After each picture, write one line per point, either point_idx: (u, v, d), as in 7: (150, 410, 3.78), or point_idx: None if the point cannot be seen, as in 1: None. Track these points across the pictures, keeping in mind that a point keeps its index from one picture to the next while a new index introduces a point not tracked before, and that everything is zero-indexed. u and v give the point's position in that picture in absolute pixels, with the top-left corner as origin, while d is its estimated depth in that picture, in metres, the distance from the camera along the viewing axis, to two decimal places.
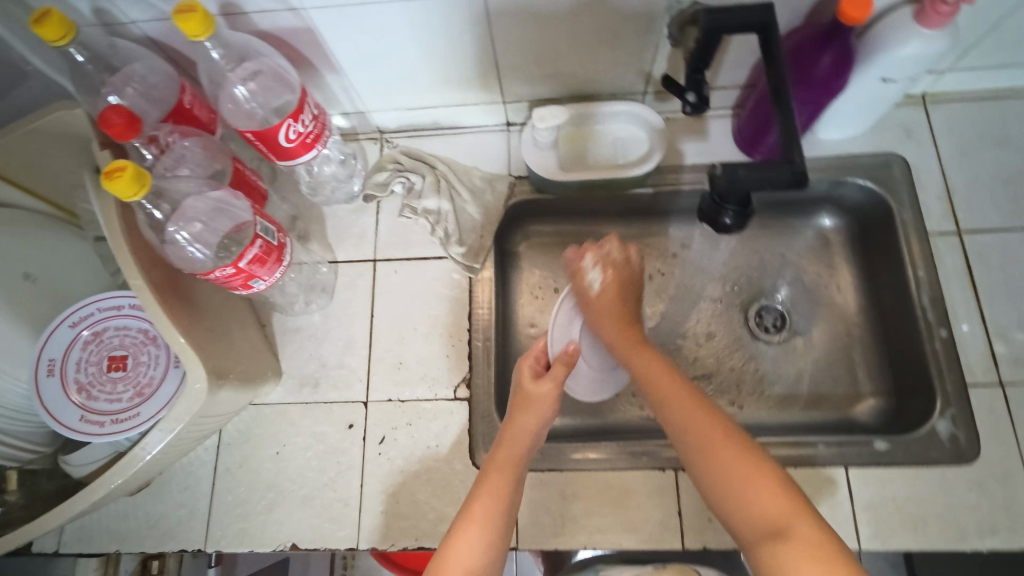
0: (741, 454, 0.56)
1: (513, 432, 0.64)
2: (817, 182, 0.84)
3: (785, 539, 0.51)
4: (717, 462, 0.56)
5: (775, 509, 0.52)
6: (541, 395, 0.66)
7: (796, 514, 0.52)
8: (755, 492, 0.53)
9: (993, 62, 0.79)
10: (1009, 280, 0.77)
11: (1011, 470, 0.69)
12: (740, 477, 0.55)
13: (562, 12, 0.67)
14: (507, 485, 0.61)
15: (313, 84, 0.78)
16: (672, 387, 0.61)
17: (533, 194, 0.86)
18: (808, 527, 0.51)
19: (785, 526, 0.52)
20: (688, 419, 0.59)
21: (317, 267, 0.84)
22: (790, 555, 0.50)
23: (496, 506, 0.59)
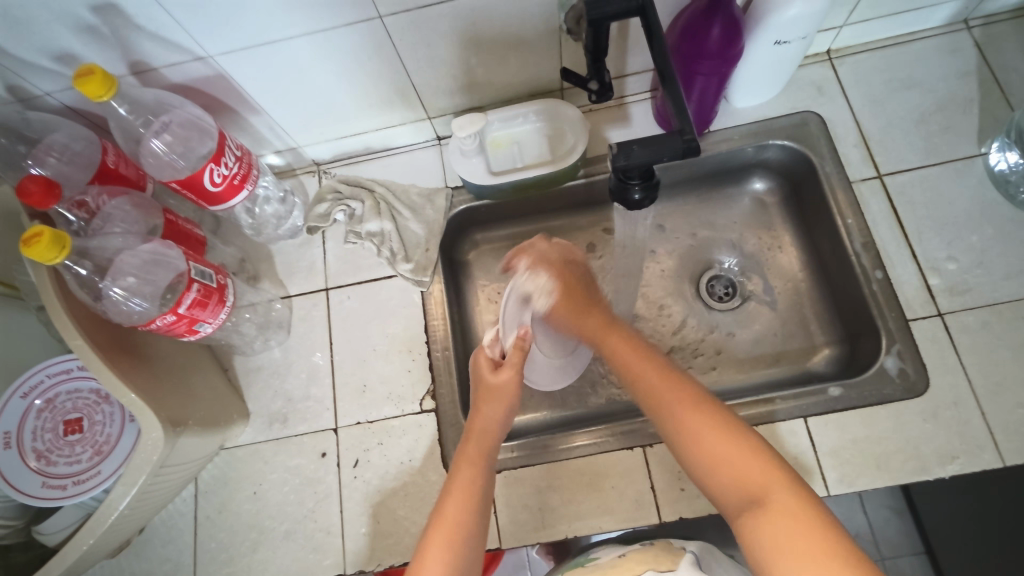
0: (717, 421, 0.55)
1: (481, 425, 0.66)
2: (740, 149, 0.87)
3: (767, 506, 0.49)
4: (693, 433, 0.55)
5: (753, 477, 0.51)
6: (502, 389, 0.67)
7: (779, 483, 0.50)
8: (732, 460, 0.52)
9: (884, 11, 0.82)
10: (934, 215, 0.80)
11: (961, 396, 0.71)
12: (716, 444, 0.54)
13: (461, 24, 0.69)
14: (475, 476, 0.62)
15: (239, 128, 0.80)
16: (652, 376, 0.61)
17: (472, 201, 0.88)
18: (788, 492, 0.49)
19: (763, 495, 0.49)
20: (661, 398, 0.59)
21: (271, 305, 0.85)
22: (772, 523, 0.48)
23: (467, 497, 0.60)
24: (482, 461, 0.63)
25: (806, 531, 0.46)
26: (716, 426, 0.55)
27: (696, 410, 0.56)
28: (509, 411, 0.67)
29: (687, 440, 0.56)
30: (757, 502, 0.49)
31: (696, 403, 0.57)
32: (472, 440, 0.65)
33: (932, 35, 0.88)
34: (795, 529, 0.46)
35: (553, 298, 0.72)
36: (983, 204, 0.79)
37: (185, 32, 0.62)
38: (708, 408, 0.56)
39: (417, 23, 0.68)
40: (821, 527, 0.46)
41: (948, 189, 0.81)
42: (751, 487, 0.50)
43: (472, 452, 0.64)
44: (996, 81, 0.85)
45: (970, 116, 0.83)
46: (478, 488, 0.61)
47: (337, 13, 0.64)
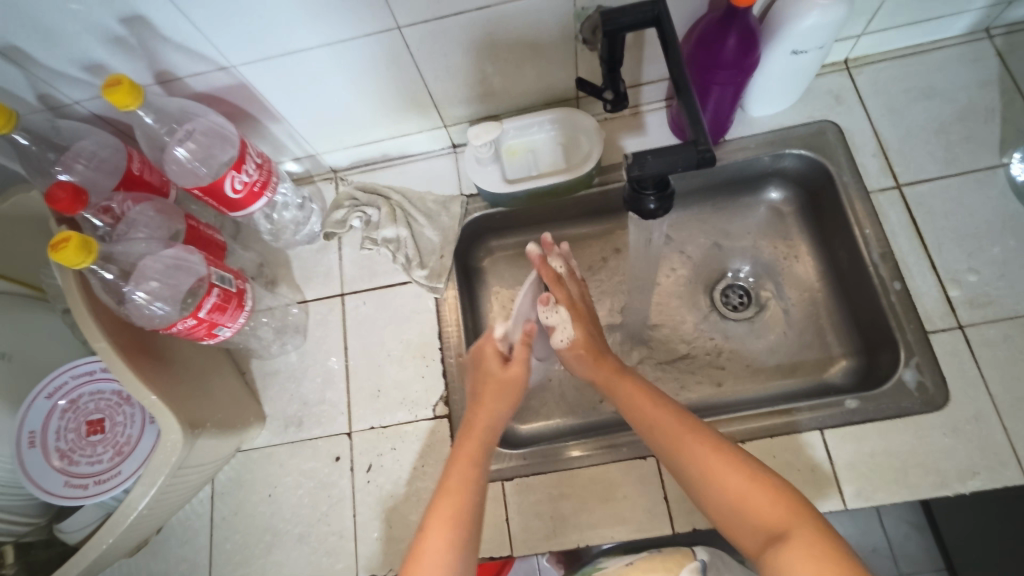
0: (732, 459, 0.55)
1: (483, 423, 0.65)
2: (756, 158, 0.87)
3: (785, 540, 0.49)
4: (709, 473, 0.55)
5: (770, 513, 0.51)
6: (507, 386, 0.67)
7: (796, 517, 0.50)
8: (749, 497, 0.53)
9: (904, 20, 0.82)
10: (954, 225, 0.79)
11: (982, 410, 0.70)
12: (733, 483, 0.54)
13: (478, 33, 0.70)
14: (471, 478, 0.60)
15: (260, 135, 0.81)
16: (661, 409, 0.61)
17: (487, 209, 0.88)
18: (807, 526, 0.49)
19: (784, 529, 0.50)
20: (672, 440, 0.59)
21: (288, 309, 0.86)
22: (792, 555, 0.48)
23: (460, 493, 0.59)
24: (483, 457, 0.63)
25: (828, 562, 0.46)
26: (732, 466, 0.55)
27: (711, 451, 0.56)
28: (509, 408, 0.67)
29: (702, 481, 0.56)
30: (777, 534, 0.50)
31: (709, 439, 0.58)
32: (476, 431, 0.64)
33: (953, 44, 0.87)
34: (815, 559, 0.47)
35: (575, 339, 0.68)
36: (1005, 215, 0.78)
37: (209, 43, 0.63)
38: (723, 447, 0.57)
39: (434, 34, 0.68)
40: (838, 557, 0.47)
41: (969, 199, 0.80)
42: (770, 521, 0.51)
43: (472, 449, 0.63)
44: (1018, 91, 0.83)
45: (991, 126, 0.82)
46: (477, 483, 0.60)
47: (356, 24, 0.65)
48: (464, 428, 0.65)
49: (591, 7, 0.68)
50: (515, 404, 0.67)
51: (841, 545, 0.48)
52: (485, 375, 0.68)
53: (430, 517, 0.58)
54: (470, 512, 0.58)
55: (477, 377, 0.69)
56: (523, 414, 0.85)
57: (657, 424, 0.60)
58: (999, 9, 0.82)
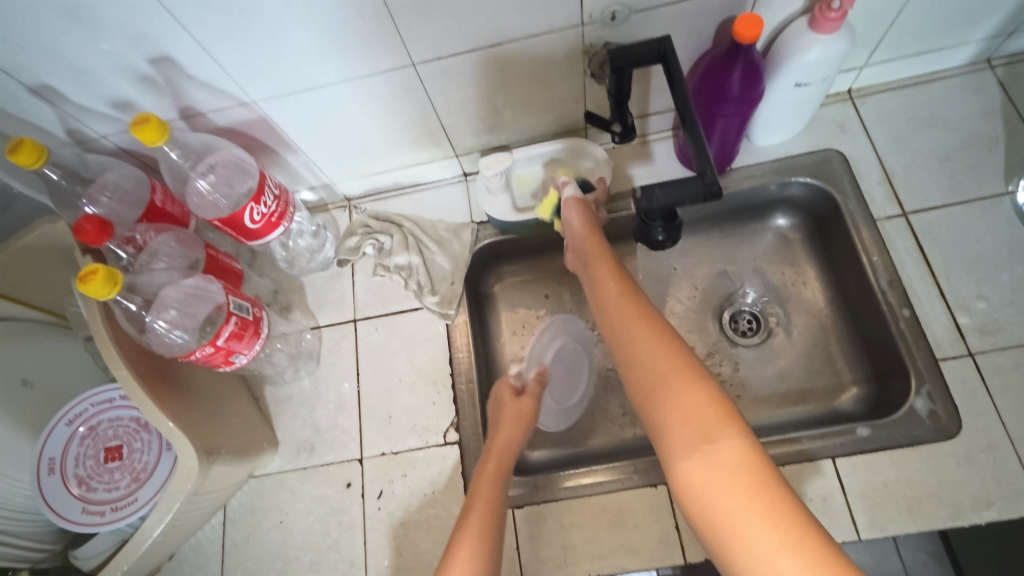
0: (682, 364, 0.57)
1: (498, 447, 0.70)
2: (763, 186, 0.89)
3: (709, 442, 0.51)
4: (659, 372, 0.57)
5: (701, 413, 0.53)
6: (522, 415, 0.73)
7: (723, 424, 0.52)
8: (687, 398, 0.54)
9: (906, 52, 0.84)
10: (961, 253, 0.79)
11: (995, 439, 0.70)
12: (676, 384, 0.55)
13: (489, 68, 0.72)
14: (495, 488, 0.66)
15: (277, 166, 0.84)
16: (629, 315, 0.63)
17: (497, 236, 0.90)
18: (732, 433, 0.51)
19: (711, 437, 0.52)
20: (639, 338, 0.61)
21: (301, 335, 0.87)
22: (711, 463, 0.51)
23: (489, 508, 0.64)
24: (503, 470, 0.68)
25: (743, 475, 0.49)
26: (680, 372, 0.56)
27: (668, 355, 0.58)
28: (525, 433, 0.72)
29: (650, 380, 0.58)
30: (702, 439, 0.52)
31: (662, 349, 0.59)
32: (496, 453, 0.70)
33: (955, 75, 0.88)
34: (732, 470, 0.49)
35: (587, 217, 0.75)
36: (1012, 242, 0.79)
37: (232, 80, 0.66)
38: (678, 352, 0.58)
39: (447, 69, 0.71)
40: (756, 469, 0.49)
41: (975, 226, 0.80)
42: (696, 426, 0.53)
43: (498, 464, 0.69)
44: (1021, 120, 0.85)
45: (996, 154, 0.83)
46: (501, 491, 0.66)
47: (372, 61, 0.67)
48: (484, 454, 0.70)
49: (599, 43, 0.70)
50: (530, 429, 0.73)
51: (762, 458, 0.50)
52: (497, 412, 0.74)
53: (465, 520, 0.63)
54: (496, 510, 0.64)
55: (493, 413, 0.75)
56: (532, 440, 0.85)
57: (628, 329, 0.62)
58: (1000, 40, 0.84)
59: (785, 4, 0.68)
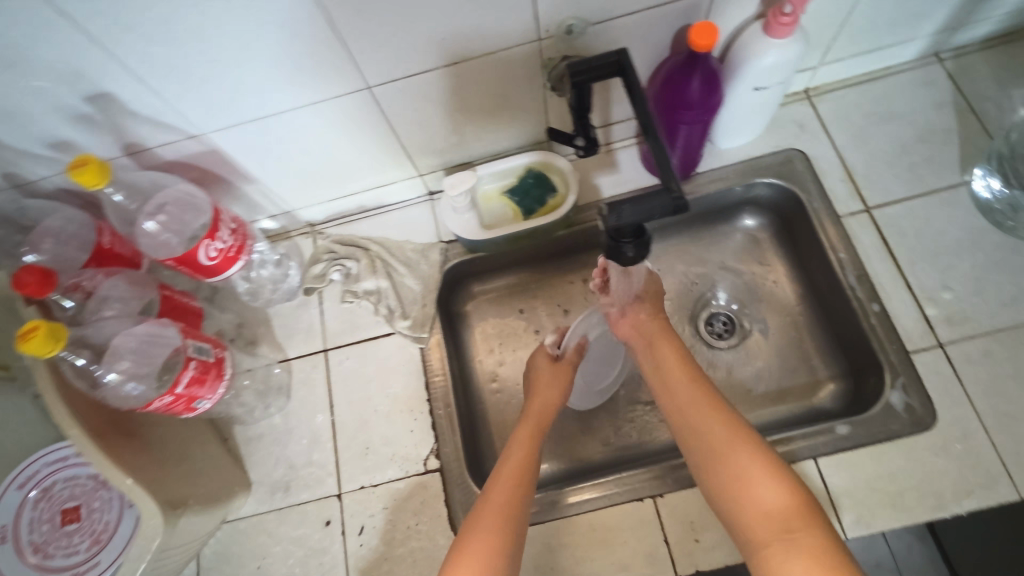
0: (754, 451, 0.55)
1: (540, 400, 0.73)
2: (729, 189, 0.89)
3: (792, 536, 0.49)
4: (730, 458, 0.55)
5: (781, 510, 0.51)
6: (560, 377, 0.75)
7: (804, 517, 0.50)
8: (764, 492, 0.52)
9: (858, 50, 0.85)
10: (924, 244, 0.80)
11: (970, 428, 0.70)
12: (752, 477, 0.53)
13: (448, 86, 0.70)
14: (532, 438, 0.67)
15: (233, 198, 0.81)
16: (695, 392, 0.62)
17: (467, 255, 0.88)
18: (817, 526, 0.49)
19: (793, 529, 0.49)
20: (701, 420, 0.59)
21: (270, 369, 0.84)
22: (792, 555, 0.48)
23: (528, 453, 0.65)
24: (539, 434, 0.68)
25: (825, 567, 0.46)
26: (753, 456, 0.54)
27: (741, 439, 0.56)
28: (563, 394, 0.74)
29: (721, 470, 0.55)
30: (781, 529, 0.50)
31: (732, 429, 0.57)
32: (537, 409, 0.72)
33: (907, 69, 0.90)
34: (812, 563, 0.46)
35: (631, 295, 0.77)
36: (973, 231, 0.80)
37: (177, 114, 0.63)
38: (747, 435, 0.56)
39: (403, 90, 0.69)
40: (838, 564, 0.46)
41: (936, 217, 0.82)
42: (776, 516, 0.50)
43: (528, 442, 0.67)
44: (972, 111, 0.87)
45: (951, 145, 0.85)
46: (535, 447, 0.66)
47: (325, 86, 0.65)
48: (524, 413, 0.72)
49: (557, 57, 0.69)
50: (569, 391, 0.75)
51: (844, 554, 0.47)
52: (538, 372, 0.76)
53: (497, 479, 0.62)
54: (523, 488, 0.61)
55: (528, 376, 0.78)
56: None
57: (691, 411, 0.60)
58: (947, 34, 0.86)
59: (739, 10, 0.68)
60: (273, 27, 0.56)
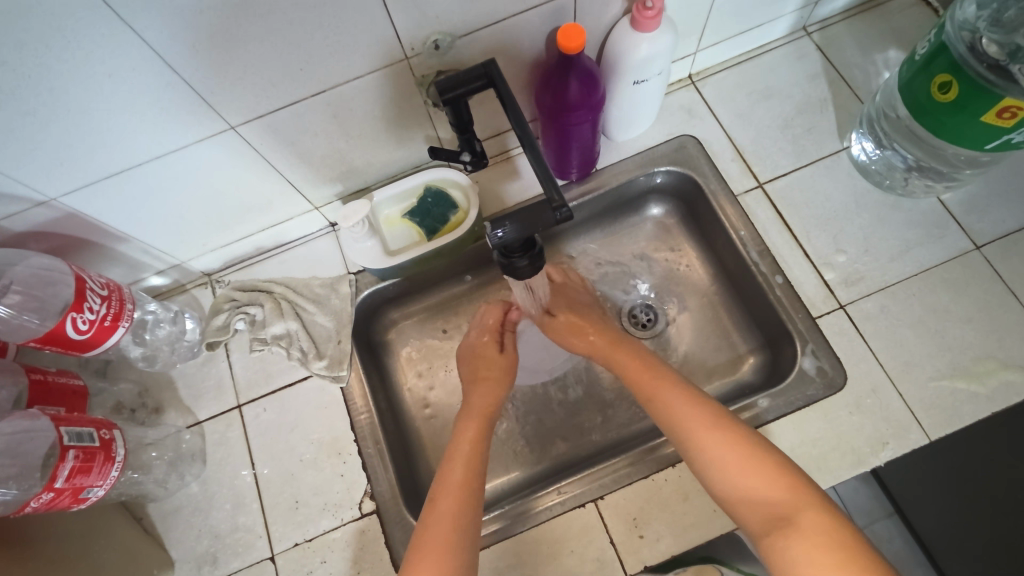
0: (741, 440, 0.56)
1: (483, 392, 0.74)
2: (631, 181, 0.90)
3: (790, 522, 0.49)
4: (718, 453, 0.56)
5: (777, 498, 0.51)
6: (497, 365, 0.77)
7: (799, 499, 0.50)
8: (758, 482, 0.53)
9: (730, 33, 0.87)
10: (816, 212, 0.84)
11: (878, 383, 0.73)
12: (745, 470, 0.54)
13: (321, 116, 0.67)
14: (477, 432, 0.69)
15: (108, 259, 0.75)
16: (673, 393, 0.62)
17: (378, 282, 0.85)
18: (812, 508, 0.49)
19: (790, 513, 0.50)
20: (685, 416, 0.60)
21: (180, 436, 0.79)
22: (795, 539, 0.48)
23: (473, 445, 0.67)
24: (483, 434, 0.69)
25: (833, 548, 0.46)
26: (740, 446, 0.55)
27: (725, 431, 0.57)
28: (502, 391, 0.75)
29: (712, 464, 0.56)
30: (780, 516, 0.50)
31: (714, 424, 0.58)
32: (478, 407, 0.72)
33: (779, 45, 0.94)
34: (824, 546, 0.46)
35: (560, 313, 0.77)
36: (857, 193, 0.84)
37: (18, 180, 0.58)
38: (730, 427, 0.57)
39: (271, 124, 0.65)
40: (840, 536, 0.47)
41: (823, 183, 0.85)
42: (774, 503, 0.51)
43: (470, 447, 0.66)
44: (843, 79, 0.91)
45: (827, 114, 0.89)
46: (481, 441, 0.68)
47: (182, 133, 0.61)
48: (464, 411, 0.72)
49: (430, 74, 0.67)
50: (508, 386, 0.76)
51: (847, 527, 0.47)
52: (480, 364, 0.78)
53: (443, 480, 0.63)
54: (472, 505, 0.60)
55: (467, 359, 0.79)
56: None
57: (674, 409, 0.61)
58: (810, 9, 0.90)
59: (604, 8, 0.69)
60: (101, 78, 0.52)
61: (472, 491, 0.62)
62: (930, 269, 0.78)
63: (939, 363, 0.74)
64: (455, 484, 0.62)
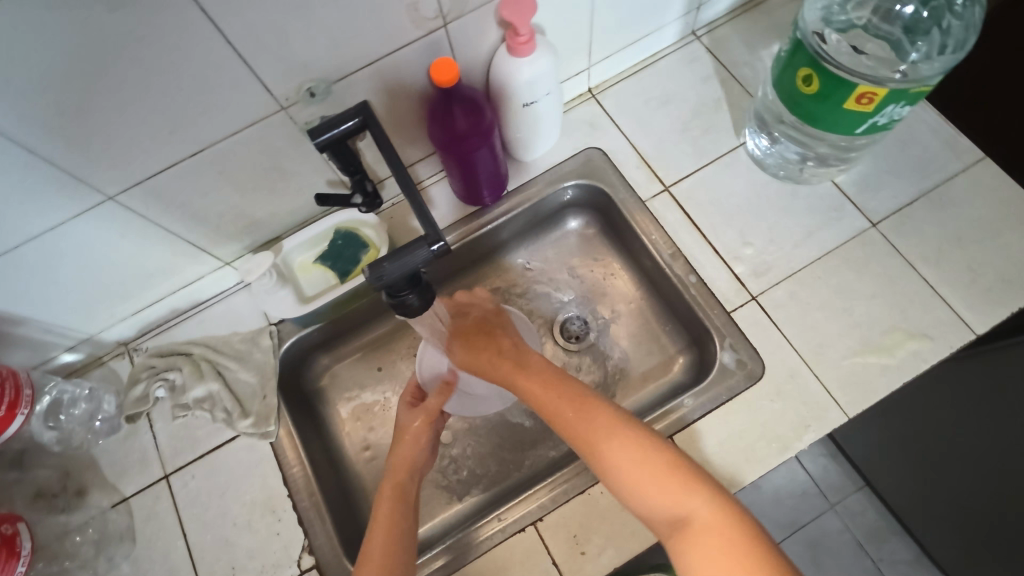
0: (636, 448, 0.56)
1: (399, 454, 0.71)
2: (544, 199, 0.91)
3: (689, 524, 0.50)
4: (614, 467, 0.56)
5: (675, 501, 0.52)
6: (422, 419, 0.73)
7: (695, 499, 0.52)
8: (654, 488, 0.53)
9: (618, 46, 0.90)
10: (721, 208, 0.86)
11: (795, 368, 0.75)
12: (644, 478, 0.54)
13: (206, 174, 0.66)
14: (396, 497, 0.65)
15: (7, 344, 0.73)
16: (571, 404, 0.61)
17: (300, 331, 0.84)
18: (708, 506, 0.51)
19: (687, 516, 0.51)
20: (581, 429, 0.59)
21: (106, 517, 0.76)
22: (696, 542, 0.49)
23: (393, 513, 0.64)
24: (402, 501, 0.65)
25: (729, 544, 0.48)
26: (637, 459, 0.55)
27: (621, 446, 0.56)
28: (425, 442, 0.72)
29: (613, 476, 0.56)
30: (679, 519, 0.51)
31: (612, 434, 0.57)
32: (397, 469, 0.69)
33: (670, 52, 0.97)
34: (719, 545, 0.48)
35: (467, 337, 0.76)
36: (758, 186, 0.86)
37: None
38: (631, 435, 0.57)
39: (154, 188, 0.64)
40: (735, 531, 0.48)
41: (726, 180, 0.88)
42: (672, 508, 0.52)
43: (389, 516, 0.63)
44: (733, 78, 0.94)
45: (722, 113, 0.92)
46: (400, 509, 0.64)
47: (56, 209, 0.60)
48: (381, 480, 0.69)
49: (312, 120, 0.67)
50: (430, 436, 0.73)
51: (740, 520, 0.49)
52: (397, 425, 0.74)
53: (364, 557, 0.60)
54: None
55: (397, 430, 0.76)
56: None
57: (571, 424, 0.60)
58: (693, 15, 0.93)
59: (478, 38, 0.70)
60: None
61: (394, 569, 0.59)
62: (833, 251, 0.81)
63: (850, 341, 0.76)
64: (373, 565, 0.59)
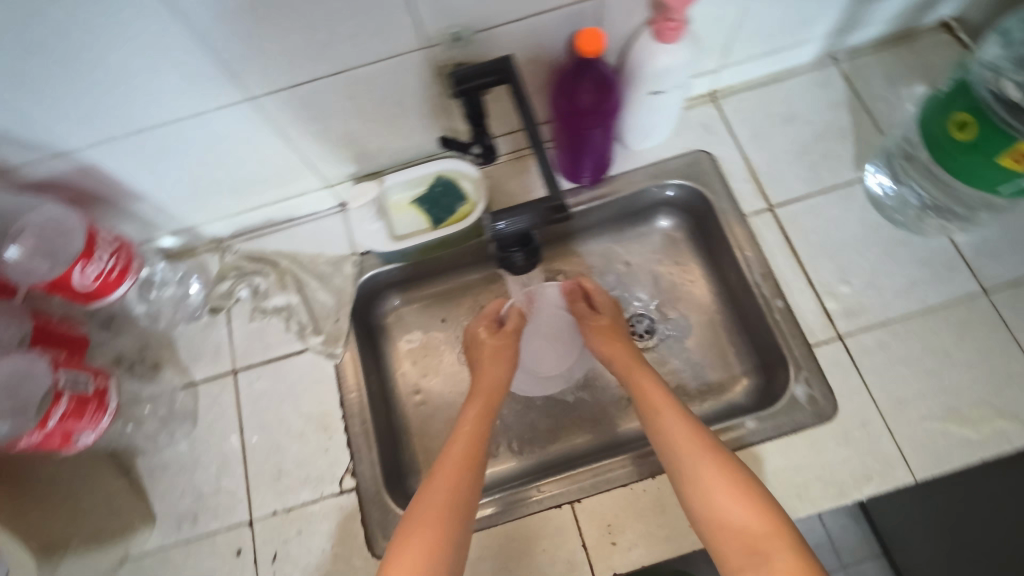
0: (732, 467, 0.57)
1: (486, 378, 0.74)
2: (644, 191, 0.90)
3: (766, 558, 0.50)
4: (704, 479, 0.57)
5: (757, 527, 0.52)
6: (501, 353, 0.78)
7: (777, 536, 0.51)
8: (739, 510, 0.53)
9: (755, 53, 0.87)
10: (824, 239, 0.83)
11: (867, 418, 0.73)
12: (730, 496, 0.54)
13: (339, 96, 0.68)
14: (484, 408, 0.70)
15: (122, 216, 0.77)
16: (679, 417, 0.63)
17: (381, 266, 0.86)
18: (789, 548, 0.50)
19: (767, 548, 0.50)
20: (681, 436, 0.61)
21: (174, 395, 0.81)
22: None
23: (478, 425, 0.67)
24: (486, 416, 0.69)
25: None
26: (730, 476, 0.56)
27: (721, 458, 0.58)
28: (508, 366, 0.76)
29: (696, 488, 0.57)
30: (755, 548, 0.51)
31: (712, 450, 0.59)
32: (485, 387, 0.73)
33: (805, 71, 0.93)
34: None
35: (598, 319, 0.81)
36: (867, 226, 0.83)
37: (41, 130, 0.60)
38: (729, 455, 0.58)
39: (290, 99, 0.67)
40: None
41: (834, 213, 0.85)
42: (750, 535, 0.52)
43: (474, 428, 0.67)
44: (866, 110, 0.90)
45: (846, 143, 0.88)
46: (483, 427, 0.68)
47: (202, 100, 0.63)
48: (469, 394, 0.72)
49: (445, 62, 0.68)
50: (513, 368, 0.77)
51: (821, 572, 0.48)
52: (481, 349, 0.79)
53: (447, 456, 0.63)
54: (466, 482, 0.60)
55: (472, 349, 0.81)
56: None
57: (674, 426, 0.62)
58: (839, 37, 0.90)
59: (627, 17, 0.69)
60: (128, 37, 0.53)
61: (469, 474, 0.61)
62: (933, 309, 0.78)
63: (931, 404, 0.73)
64: (451, 468, 0.61)
